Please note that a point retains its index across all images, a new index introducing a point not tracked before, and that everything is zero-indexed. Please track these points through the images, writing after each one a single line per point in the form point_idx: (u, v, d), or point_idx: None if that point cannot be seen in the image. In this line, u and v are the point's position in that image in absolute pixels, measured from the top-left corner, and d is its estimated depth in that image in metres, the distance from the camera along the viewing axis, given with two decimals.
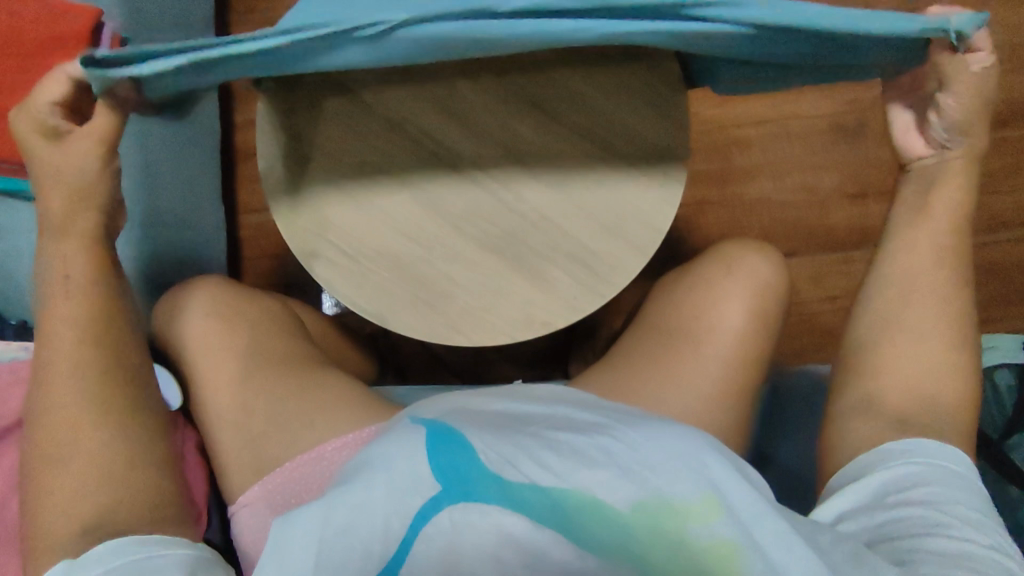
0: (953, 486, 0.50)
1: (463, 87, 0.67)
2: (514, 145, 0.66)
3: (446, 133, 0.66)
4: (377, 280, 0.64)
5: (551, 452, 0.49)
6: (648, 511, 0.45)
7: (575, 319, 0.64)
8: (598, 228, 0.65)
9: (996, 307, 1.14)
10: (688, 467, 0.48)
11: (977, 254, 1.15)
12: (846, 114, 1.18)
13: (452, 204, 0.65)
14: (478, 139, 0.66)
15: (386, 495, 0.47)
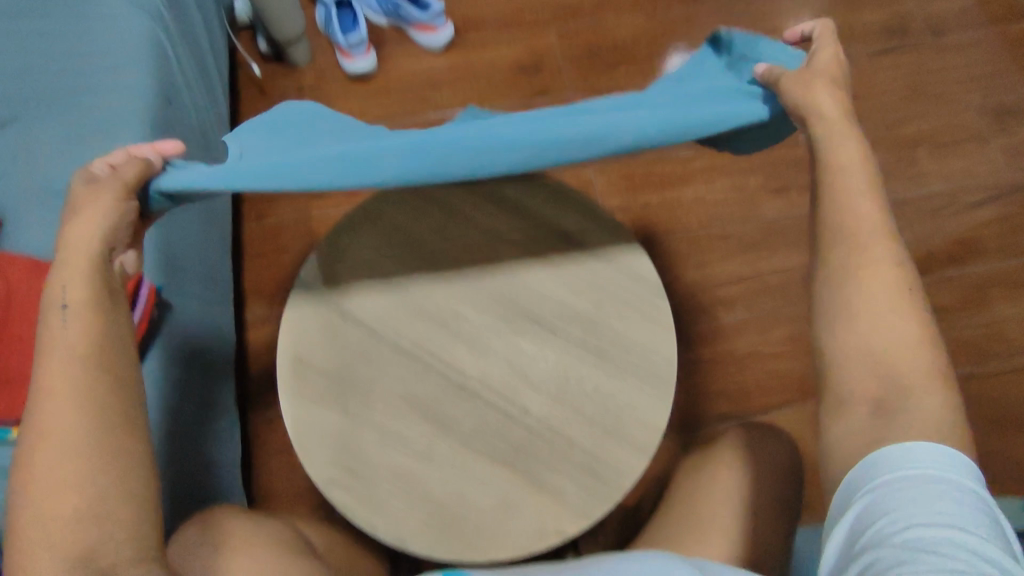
0: (929, 494, 0.46)
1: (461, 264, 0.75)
2: (515, 360, 0.72)
3: (451, 354, 0.72)
4: (395, 505, 0.66)
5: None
6: None
7: (587, 526, 0.66)
8: (600, 432, 0.69)
9: (987, 440, 1.20)
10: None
11: (957, 389, 1.23)
12: None
13: (462, 420, 0.70)
14: (480, 356, 0.72)
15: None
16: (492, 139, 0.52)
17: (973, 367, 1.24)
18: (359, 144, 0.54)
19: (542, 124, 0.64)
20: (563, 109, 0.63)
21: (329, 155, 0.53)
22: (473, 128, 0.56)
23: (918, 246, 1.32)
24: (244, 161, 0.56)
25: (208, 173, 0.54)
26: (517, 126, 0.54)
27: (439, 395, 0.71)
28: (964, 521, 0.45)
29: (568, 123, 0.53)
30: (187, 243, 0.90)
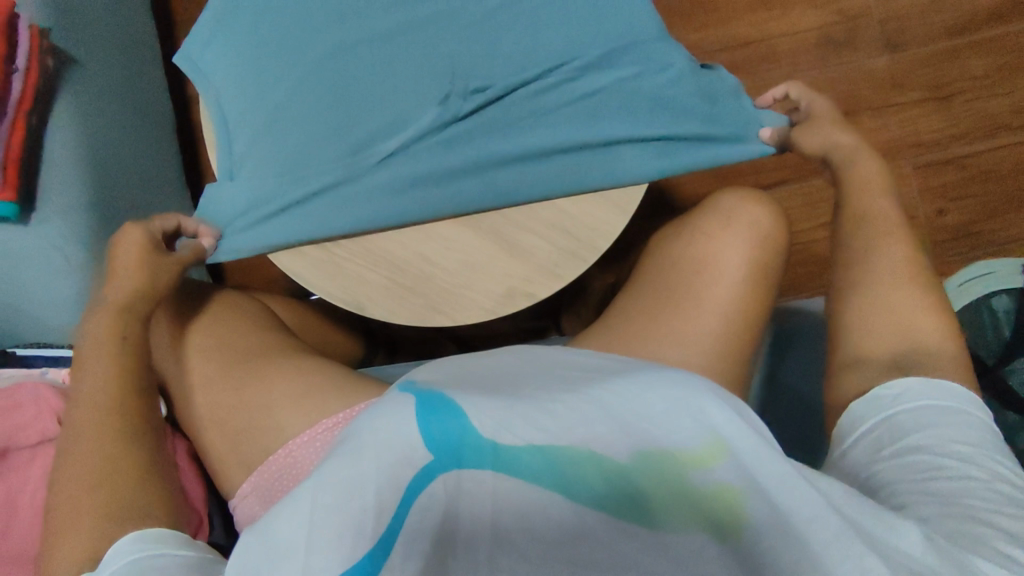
0: (955, 423, 0.44)
1: (443, 133, 0.61)
2: (481, 132, 0.61)
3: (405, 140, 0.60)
4: (349, 268, 0.61)
5: (538, 413, 0.39)
6: (648, 459, 0.38)
7: (560, 286, 0.61)
8: (575, 186, 0.60)
9: (989, 220, 1.15)
10: (684, 408, 0.38)
11: (970, 166, 1.15)
12: (835, 27, 1.14)
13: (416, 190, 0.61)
14: (439, 129, 0.61)
15: (378, 472, 0.37)
16: (488, 192, 0.60)
17: (992, 142, 1.15)
18: (364, 177, 0.60)
19: (535, 107, 0.61)
20: (577, 99, 0.61)
21: (345, 192, 0.60)
22: (474, 177, 0.60)
23: (956, 2, 1.15)
24: (267, 163, 0.61)
25: (252, 235, 0.60)
26: (513, 175, 0.60)
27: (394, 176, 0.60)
28: (983, 443, 0.43)
29: (542, 132, 0.61)
30: None
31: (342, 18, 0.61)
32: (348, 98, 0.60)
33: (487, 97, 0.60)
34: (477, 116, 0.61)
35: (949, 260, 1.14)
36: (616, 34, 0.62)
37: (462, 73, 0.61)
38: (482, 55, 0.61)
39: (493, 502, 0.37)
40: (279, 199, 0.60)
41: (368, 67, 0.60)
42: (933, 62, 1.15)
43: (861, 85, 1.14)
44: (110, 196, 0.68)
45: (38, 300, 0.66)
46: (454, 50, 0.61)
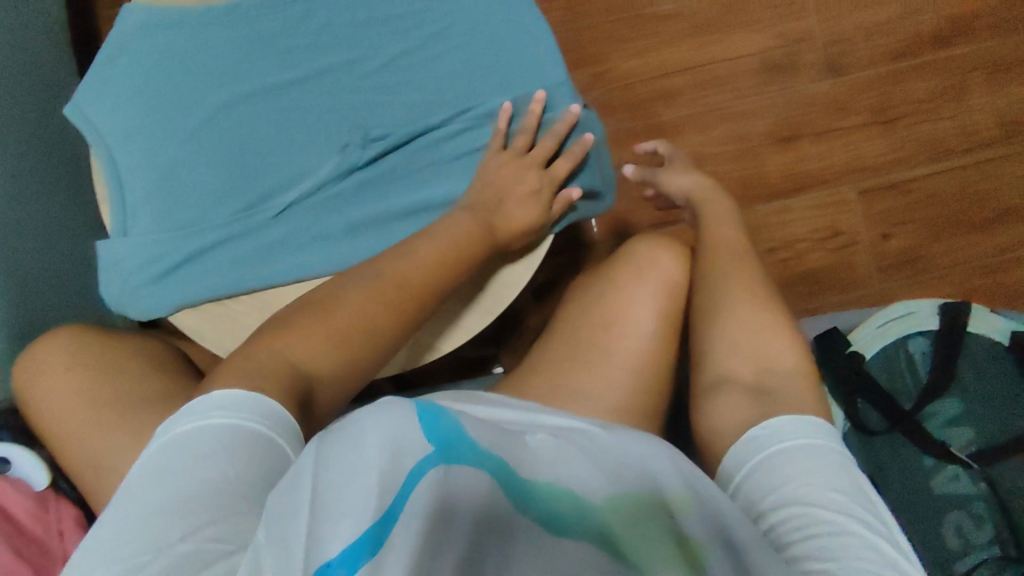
0: (830, 472, 0.44)
1: (343, 183, 0.60)
2: (381, 182, 0.60)
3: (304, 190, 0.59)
4: (243, 324, 0.58)
5: (519, 450, 0.42)
6: (621, 499, 0.39)
7: (464, 339, 0.61)
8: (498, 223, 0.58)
9: (932, 245, 1.15)
10: (658, 460, 0.43)
11: (912, 191, 1.15)
12: (778, 51, 1.14)
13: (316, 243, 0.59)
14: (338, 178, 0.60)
15: (378, 460, 0.33)
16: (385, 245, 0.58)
17: (934, 166, 1.15)
18: (261, 230, 0.59)
19: (438, 155, 0.61)
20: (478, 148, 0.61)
21: (242, 246, 0.59)
22: (376, 228, 0.59)
23: (898, 25, 1.15)
24: (161, 216, 0.59)
25: (146, 293, 0.58)
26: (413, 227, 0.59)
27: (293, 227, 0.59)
28: (852, 490, 0.43)
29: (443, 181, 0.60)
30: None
31: (238, 66, 0.60)
32: (246, 149, 0.59)
33: (388, 145, 0.60)
34: (378, 164, 0.60)
35: (894, 285, 1.14)
36: (517, 82, 0.62)
37: (361, 123, 0.60)
38: (382, 105, 0.61)
39: (489, 504, 0.35)
40: (176, 253, 0.58)
41: (264, 118, 0.60)
42: (876, 85, 1.15)
43: (804, 109, 1.14)
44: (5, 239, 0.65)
45: None
46: (352, 102, 0.60)
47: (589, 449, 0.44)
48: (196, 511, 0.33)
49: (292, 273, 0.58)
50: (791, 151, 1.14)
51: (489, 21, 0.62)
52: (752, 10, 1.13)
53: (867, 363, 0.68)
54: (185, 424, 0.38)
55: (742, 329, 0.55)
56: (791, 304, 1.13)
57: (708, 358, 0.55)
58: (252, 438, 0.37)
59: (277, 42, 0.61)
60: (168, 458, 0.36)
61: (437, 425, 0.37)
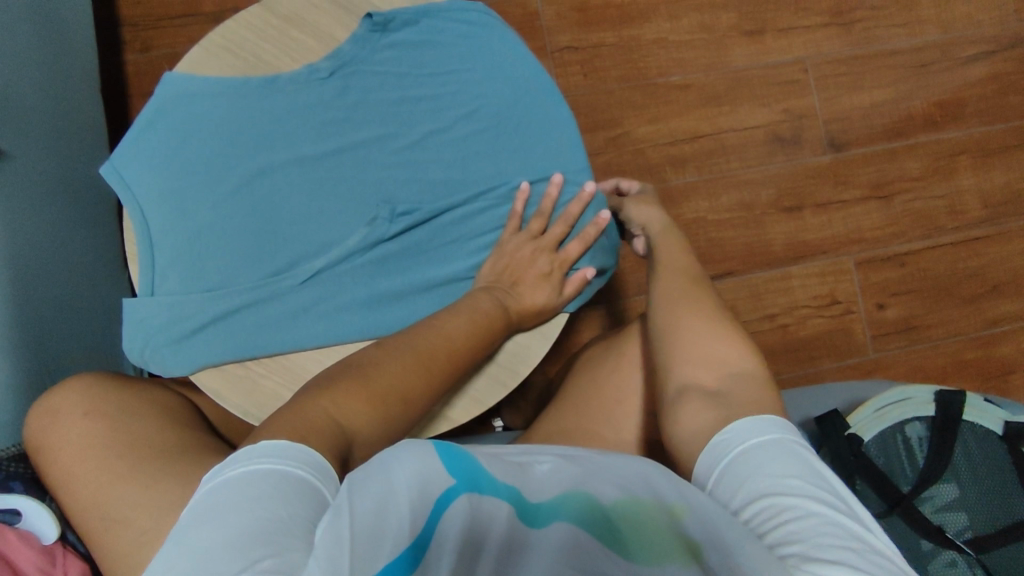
0: (790, 459, 0.44)
1: (371, 254, 0.62)
2: (408, 256, 0.63)
3: (331, 260, 0.62)
4: (266, 386, 0.60)
5: (528, 474, 0.44)
6: (622, 519, 0.41)
7: (481, 412, 0.62)
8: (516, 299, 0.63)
9: (927, 316, 1.19)
10: (655, 478, 0.44)
11: (908, 263, 1.19)
12: (781, 124, 1.19)
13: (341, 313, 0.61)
14: (365, 251, 0.62)
15: (409, 492, 0.36)
16: (403, 316, 0.61)
17: (928, 240, 1.19)
18: (290, 296, 0.61)
19: (460, 230, 0.64)
20: (500, 225, 0.64)
21: (266, 310, 0.61)
22: (400, 299, 0.61)
23: (894, 106, 1.20)
24: (189, 277, 0.61)
25: (174, 351, 0.60)
26: (432, 299, 0.62)
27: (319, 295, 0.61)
28: (811, 475, 0.44)
29: (466, 256, 0.63)
30: (38, 65, 0.73)
31: (276, 138, 0.63)
32: (279, 217, 0.62)
33: (415, 219, 0.62)
34: (405, 236, 0.63)
35: (890, 354, 1.17)
36: (538, 167, 0.65)
37: (389, 197, 0.63)
38: (409, 181, 0.63)
39: (510, 525, 0.39)
40: (205, 314, 0.60)
41: (298, 186, 0.62)
42: (873, 161, 1.19)
43: (805, 181, 1.18)
44: (25, 286, 0.66)
45: None
46: (380, 177, 0.63)
47: (597, 470, 0.45)
48: (255, 548, 0.33)
49: (313, 340, 0.60)
50: (791, 220, 1.17)
51: (513, 107, 0.66)
52: (758, 86, 1.19)
53: (866, 445, 0.69)
54: (235, 468, 0.38)
55: (707, 342, 0.57)
56: (790, 368, 1.15)
57: (671, 369, 0.57)
58: (298, 482, 0.38)
59: (311, 116, 0.63)
60: (223, 499, 0.36)
61: (458, 460, 0.39)
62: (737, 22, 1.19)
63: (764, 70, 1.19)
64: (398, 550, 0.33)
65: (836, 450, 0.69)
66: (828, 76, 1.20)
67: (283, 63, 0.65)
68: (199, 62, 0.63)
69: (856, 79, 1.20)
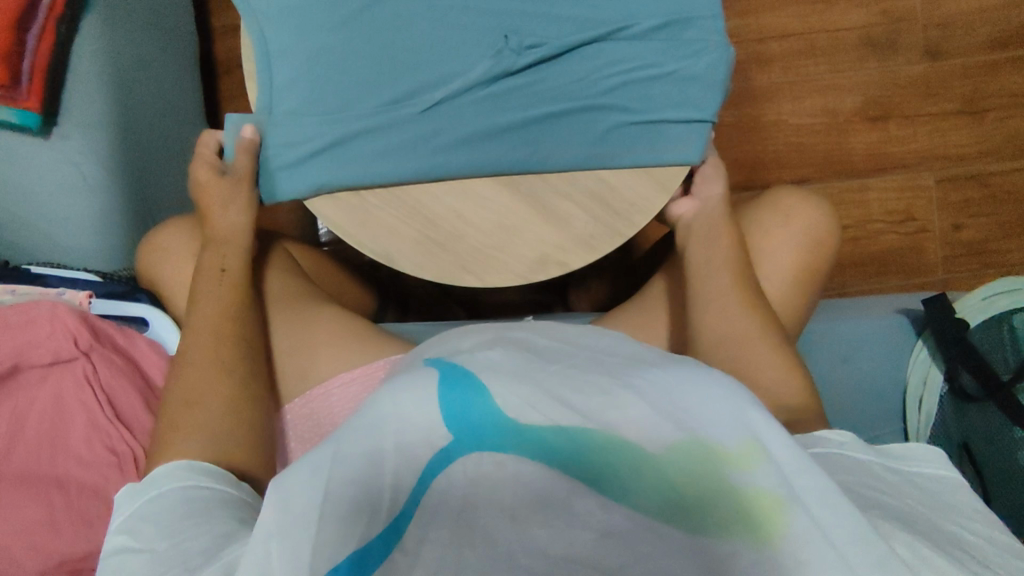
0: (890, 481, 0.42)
1: (492, 89, 0.59)
2: (533, 96, 0.59)
3: (449, 93, 0.58)
4: (381, 216, 0.59)
5: (568, 392, 0.39)
6: (685, 457, 0.36)
7: (593, 258, 0.61)
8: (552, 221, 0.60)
9: (1005, 240, 1.16)
10: (727, 411, 0.36)
11: (993, 185, 1.15)
12: (879, 27, 1.12)
13: (459, 148, 0.58)
14: (486, 87, 0.59)
15: (398, 453, 0.38)
16: (527, 156, 0.59)
17: (1017, 161, 1.15)
18: (408, 126, 0.58)
19: (584, 70, 0.59)
20: (630, 65, 0.59)
21: (382, 137, 0.58)
22: (519, 141, 0.59)
23: (1001, 15, 1.13)
24: (305, 97, 0.58)
25: (291, 173, 0.58)
26: (557, 140, 0.59)
27: (434, 129, 0.58)
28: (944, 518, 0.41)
29: (591, 99, 0.59)
30: None
31: None
32: (398, 44, 0.58)
33: (541, 57, 0.58)
34: (529, 74, 0.59)
35: (959, 275, 1.15)
36: (673, 6, 0.60)
37: (515, 31, 0.59)
38: (538, 15, 0.59)
39: (512, 488, 0.36)
40: (320, 138, 0.58)
41: (417, 11, 0.58)
42: (972, 74, 1.14)
43: (896, 90, 1.13)
44: (127, 109, 0.63)
45: (55, 219, 0.61)
46: (508, 9, 0.59)
47: (649, 393, 0.37)
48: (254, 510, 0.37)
49: (431, 174, 0.58)
50: (877, 130, 1.13)
51: None
52: None
53: (971, 330, 0.69)
54: (174, 480, 0.42)
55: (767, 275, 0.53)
56: (856, 281, 1.14)
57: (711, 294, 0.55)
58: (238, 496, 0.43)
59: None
60: (173, 497, 0.41)
61: (459, 402, 0.39)
62: None
63: None
64: (376, 531, 0.34)
65: (939, 337, 0.69)
66: None
67: None
68: None
69: None
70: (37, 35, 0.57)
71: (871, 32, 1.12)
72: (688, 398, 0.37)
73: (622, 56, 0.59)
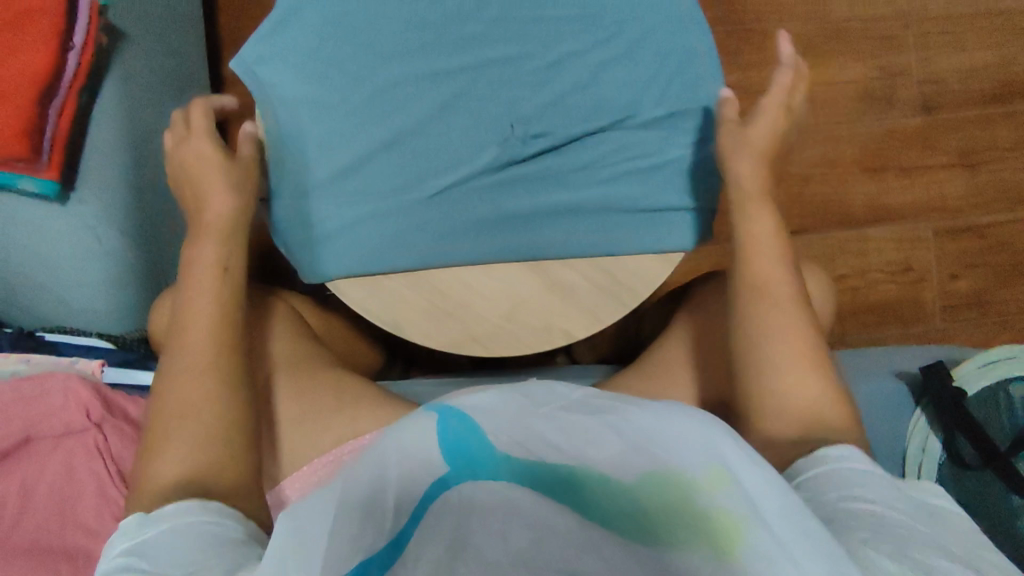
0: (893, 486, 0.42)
1: (499, 175, 0.60)
2: (540, 182, 0.61)
3: (454, 181, 0.60)
4: (390, 286, 0.61)
5: (549, 428, 0.38)
6: (653, 480, 0.36)
7: (597, 328, 0.61)
8: (558, 292, 0.61)
9: (1000, 290, 1.17)
10: (694, 442, 0.35)
11: (988, 235, 1.17)
12: (876, 82, 1.15)
13: (463, 238, 0.60)
14: (493, 174, 0.60)
15: (400, 477, 0.38)
16: (528, 242, 0.60)
17: (1011, 212, 1.17)
18: (415, 212, 0.60)
19: (587, 161, 0.61)
20: (631, 157, 0.61)
21: (391, 223, 0.60)
22: (522, 229, 0.60)
23: (995, 71, 1.16)
24: (315, 177, 0.60)
25: (302, 257, 0.60)
26: (562, 227, 0.60)
27: (440, 215, 0.60)
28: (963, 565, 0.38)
29: (594, 188, 0.61)
30: None
31: (408, 49, 0.60)
32: (408, 133, 0.60)
33: (547, 146, 0.60)
34: (535, 162, 0.61)
35: (956, 324, 1.17)
36: (680, 96, 0.61)
37: (522, 119, 0.60)
38: (543, 104, 0.61)
39: (505, 515, 0.38)
40: (330, 221, 0.60)
41: (427, 98, 0.60)
42: (967, 128, 1.16)
43: (893, 143, 1.15)
44: (142, 177, 0.64)
45: (68, 282, 0.62)
46: (513, 97, 0.61)
47: (620, 425, 0.37)
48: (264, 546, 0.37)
49: (433, 259, 0.60)
50: (875, 182, 1.15)
51: (661, 31, 0.61)
52: (858, 39, 1.14)
53: (968, 396, 0.70)
54: (191, 513, 0.40)
55: None
56: (855, 329, 1.15)
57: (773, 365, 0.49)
58: (248, 532, 0.41)
59: (446, 27, 0.61)
60: (190, 529, 0.39)
61: (458, 432, 0.38)
62: None
63: (866, 23, 1.14)
64: (380, 544, 0.36)
65: (938, 403, 0.69)
66: (930, 34, 1.15)
67: None
68: None
69: (959, 40, 1.16)
70: (58, 108, 0.58)
71: (869, 86, 1.14)
72: (658, 429, 0.36)
73: (628, 146, 0.61)
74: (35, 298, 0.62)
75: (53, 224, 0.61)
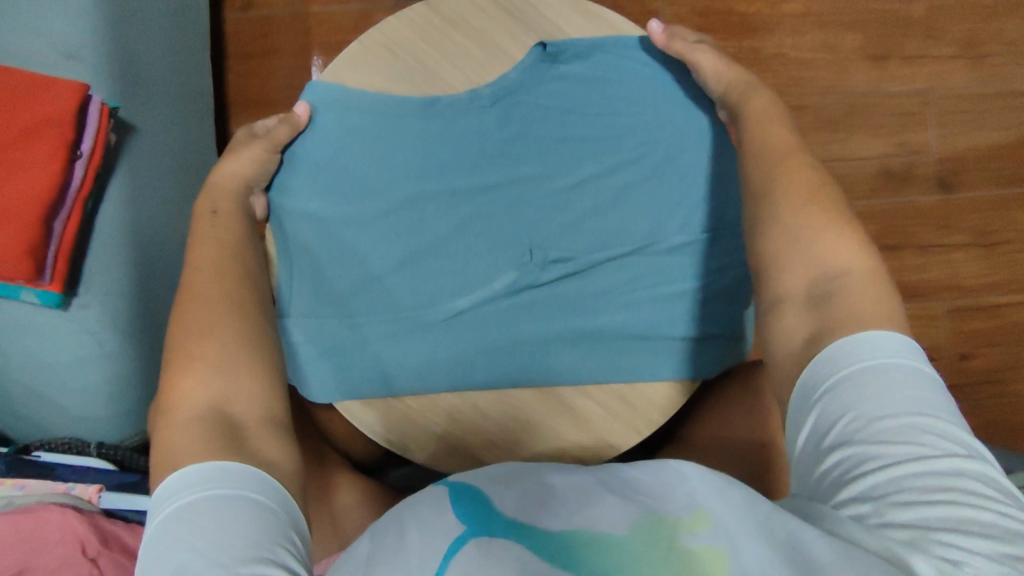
0: (921, 384, 0.35)
1: (514, 298, 0.59)
2: (557, 305, 0.59)
3: (469, 303, 0.58)
4: (399, 408, 0.59)
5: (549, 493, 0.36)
6: (639, 527, 0.33)
7: (612, 456, 0.59)
8: (573, 418, 0.59)
9: (1012, 372, 1.16)
10: (679, 495, 0.35)
11: (1001, 316, 1.16)
12: (893, 159, 1.13)
13: (477, 363, 0.58)
14: (509, 297, 0.59)
15: (420, 542, 0.33)
16: (542, 367, 0.58)
17: None
18: (429, 333, 0.58)
19: (606, 286, 0.59)
20: (651, 282, 0.59)
21: (404, 343, 0.58)
22: (538, 353, 0.59)
23: (1013, 151, 1.15)
24: (324, 292, 0.58)
25: (312, 376, 0.57)
26: (579, 352, 0.59)
27: (454, 337, 0.58)
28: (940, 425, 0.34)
29: (613, 313, 0.59)
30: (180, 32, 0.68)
31: (427, 166, 0.59)
32: (423, 251, 0.59)
33: (566, 270, 0.59)
34: (554, 285, 0.59)
35: (967, 406, 1.15)
36: (704, 223, 0.60)
37: (540, 243, 0.59)
38: (562, 228, 0.59)
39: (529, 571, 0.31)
40: (339, 341, 0.57)
41: (444, 216, 0.59)
42: (982, 208, 1.15)
43: (908, 221, 1.13)
44: (147, 280, 0.62)
45: (68, 392, 0.60)
46: (533, 219, 0.59)
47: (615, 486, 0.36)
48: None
49: (445, 380, 0.58)
50: (888, 259, 1.13)
51: (685, 155, 0.60)
52: (876, 115, 1.12)
53: None
54: (246, 483, 0.35)
55: None
56: None
57: None
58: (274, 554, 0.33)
59: (465, 141, 0.60)
60: (245, 507, 0.34)
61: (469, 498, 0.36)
62: (864, 44, 1.12)
63: (885, 99, 1.12)
64: None
65: None
66: (949, 112, 1.14)
67: (444, 71, 0.61)
68: (355, 67, 0.60)
69: (978, 119, 1.14)
70: (64, 219, 0.57)
71: (886, 163, 1.13)
72: (648, 488, 0.36)
73: (649, 272, 0.59)
74: (34, 407, 0.61)
75: (54, 334, 0.59)
